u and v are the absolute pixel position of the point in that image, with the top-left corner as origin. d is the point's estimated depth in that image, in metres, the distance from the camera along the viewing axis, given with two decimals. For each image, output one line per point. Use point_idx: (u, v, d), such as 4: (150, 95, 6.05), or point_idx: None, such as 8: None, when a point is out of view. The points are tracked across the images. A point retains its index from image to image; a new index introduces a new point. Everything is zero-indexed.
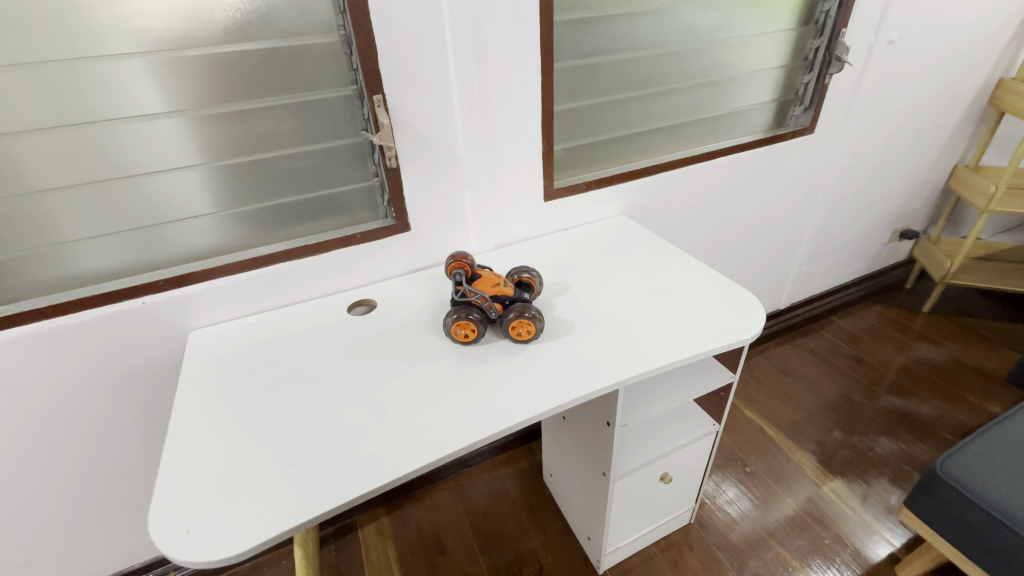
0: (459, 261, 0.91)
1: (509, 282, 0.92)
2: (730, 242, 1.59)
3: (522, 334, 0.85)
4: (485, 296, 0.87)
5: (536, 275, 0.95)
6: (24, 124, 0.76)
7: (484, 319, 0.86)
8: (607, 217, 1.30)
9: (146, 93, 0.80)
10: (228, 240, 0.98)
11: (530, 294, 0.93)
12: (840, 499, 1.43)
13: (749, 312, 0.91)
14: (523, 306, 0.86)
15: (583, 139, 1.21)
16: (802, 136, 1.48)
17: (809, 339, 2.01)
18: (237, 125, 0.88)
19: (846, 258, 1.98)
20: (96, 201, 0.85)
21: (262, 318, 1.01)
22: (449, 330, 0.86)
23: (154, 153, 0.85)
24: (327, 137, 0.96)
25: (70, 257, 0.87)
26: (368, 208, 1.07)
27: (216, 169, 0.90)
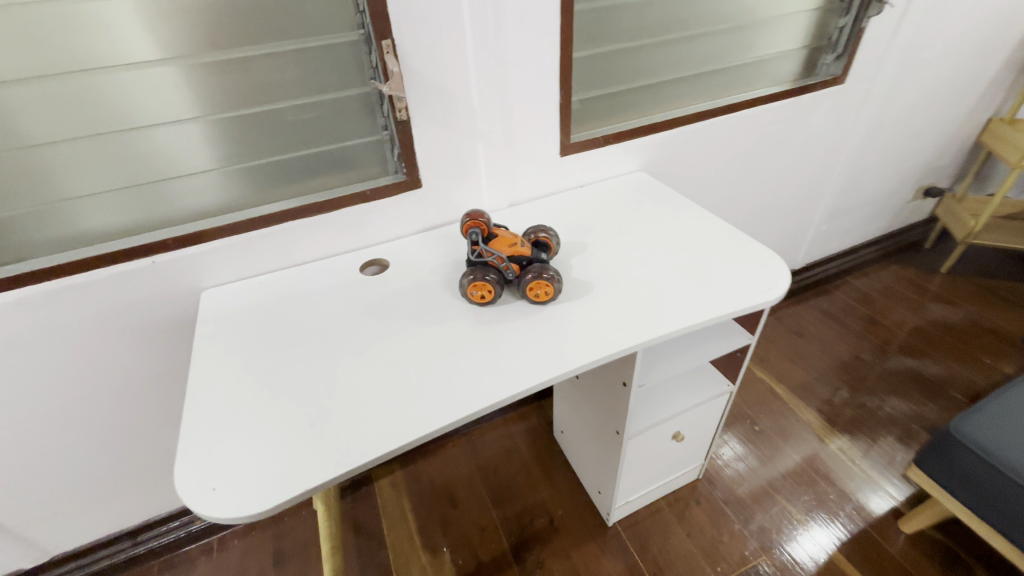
0: (473, 220, 0.87)
1: (525, 243, 0.90)
2: (749, 199, 1.54)
3: (540, 296, 0.84)
4: (502, 257, 0.84)
5: (554, 234, 0.92)
6: (15, 73, 0.71)
7: (500, 280, 0.84)
8: (624, 173, 1.25)
9: (138, 37, 0.75)
10: (233, 197, 0.95)
11: (548, 255, 0.90)
12: (848, 458, 1.45)
13: (774, 274, 0.88)
14: (541, 267, 0.83)
15: (601, 90, 1.15)
16: (833, 87, 1.39)
17: (822, 300, 1.99)
18: (238, 73, 0.83)
19: (866, 217, 1.92)
20: (98, 156, 0.82)
21: (273, 279, 0.98)
22: (464, 291, 0.84)
23: (151, 105, 0.81)
24: (334, 86, 0.91)
25: (77, 214, 0.85)
26: (378, 163, 1.03)
27: (220, 121, 0.86)
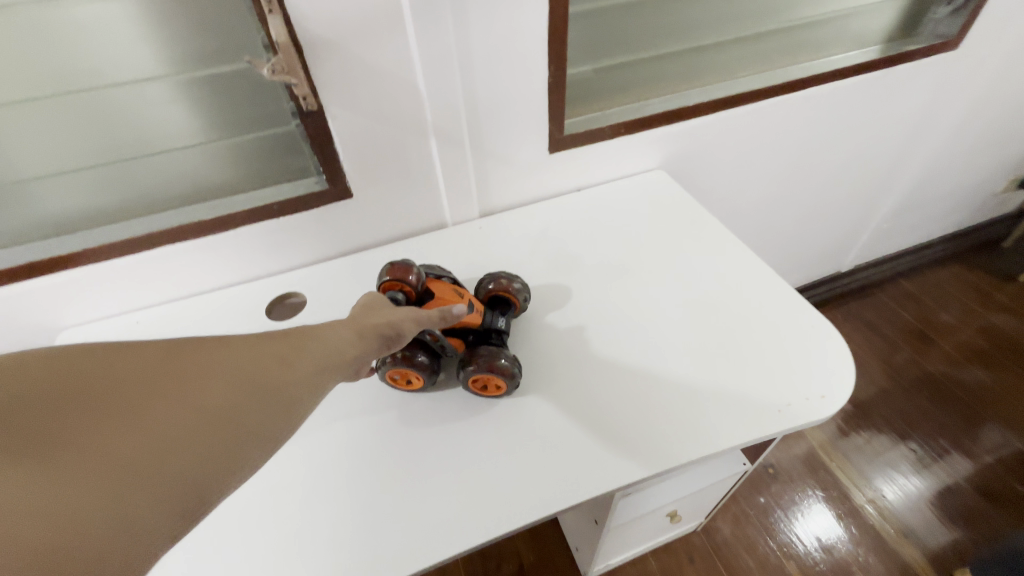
0: (396, 277, 0.62)
1: (473, 303, 0.65)
2: (797, 199, 1.22)
3: (487, 388, 0.61)
4: (435, 334, 0.59)
5: (519, 284, 0.68)
6: None
7: (431, 364, 0.60)
8: (638, 172, 0.94)
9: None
10: (227, 176, 0.76)
11: (505, 320, 0.66)
12: (878, 498, 1.28)
13: (829, 371, 0.62)
14: (490, 352, 0.59)
15: (614, 57, 0.85)
16: (940, 55, 1.02)
17: (867, 311, 1.65)
18: (207, 13, 0.61)
19: (940, 213, 1.57)
20: (49, 127, 0.63)
21: (152, 319, 0.76)
22: (381, 374, 0.61)
23: (103, 54, 0.60)
24: (222, 55, 0.65)
25: (32, 200, 0.68)
26: (296, 161, 0.78)
27: (195, 80, 0.66)
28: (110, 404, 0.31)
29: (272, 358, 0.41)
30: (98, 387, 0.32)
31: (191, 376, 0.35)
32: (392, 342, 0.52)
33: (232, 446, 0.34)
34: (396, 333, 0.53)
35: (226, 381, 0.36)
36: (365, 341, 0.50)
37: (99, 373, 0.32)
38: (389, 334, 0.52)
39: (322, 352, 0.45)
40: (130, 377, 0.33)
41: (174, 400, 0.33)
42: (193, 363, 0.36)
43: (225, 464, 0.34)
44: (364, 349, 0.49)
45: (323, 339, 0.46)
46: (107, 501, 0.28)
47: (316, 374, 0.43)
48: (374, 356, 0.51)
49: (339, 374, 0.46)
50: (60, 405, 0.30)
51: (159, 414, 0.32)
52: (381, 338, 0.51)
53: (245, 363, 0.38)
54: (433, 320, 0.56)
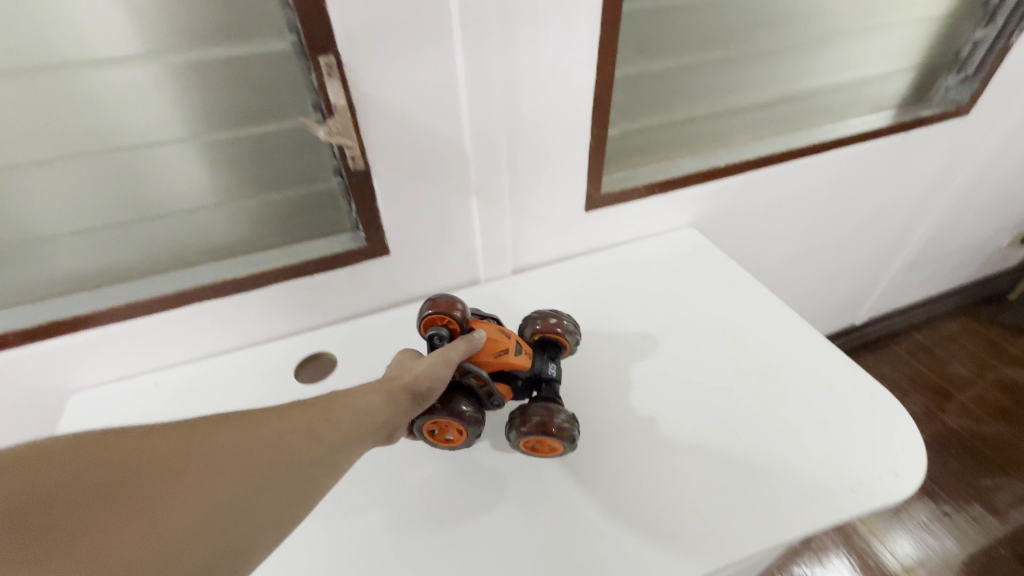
0: (440, 311, 0.59)
1: (521, 345, 0.62)
2: (816, 256, 1.23)
3: (538, 450, 0.58)
4: (481, 376, 0.57)
5: (569, 325, 0.65)
6: None
7: (476, 414, 0.56)
8: (669, 230, 0.94)
9: (110, 21, 0.53)
10: (251, 234, 0.74)
11: (556, 367, 0.63)
12: (914, 565, 1.21)
13: (896, 446, 0.61)
14: (547, 413, 0.56)
15: (646, 121, 0.86)
16: (952, 121, 1.05)
17: (883, 366, 1.63)
18: (247, 76, 0.61)
19: (949, 266, 1.59)
20: (67, 186, 0.62)
21: (173, 380, 0.72)
22: (416, 427, 0.56)
23: (128, 115, 0.59)
24: (267, 114, 0.65)
25: (41, 260, 0.66)
26: (332, 218, 0.77)
27: (224, 140, 0.65)
28: (158, 467, 0.33)
29: (309, 425, 0.40)
30: (155, 447, 0.34)
31: (232, 443, 0.36)
32: (422, 399, 0.51)
33: (253, 522, 0.34)
34: (427, 389, 0.51)
35: (261, 453, 0.37)
36: (400, 402, 0.48)
37: (159, 437, 0.35)
38: (420, 390, 0.50)
39: (347, 421, 0.43)
40: (180, 442, 0.35)
41: (212, 467, 0.34)
42: (238, 430, 0.37)
43: (239, 541, 0.33)
44: (394, 412, 0.47)
45: (352, 407, 0.44)
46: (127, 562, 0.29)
47: (349, 443, 0.42)
48: (406, 416, 0.49)
49: (369, 440, 0.44)
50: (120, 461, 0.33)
51: (193, 480, 0.33)
52: (413, 395, 0.50)
53: (280, 432, 0.39)
54: (460, 354, 0.55)
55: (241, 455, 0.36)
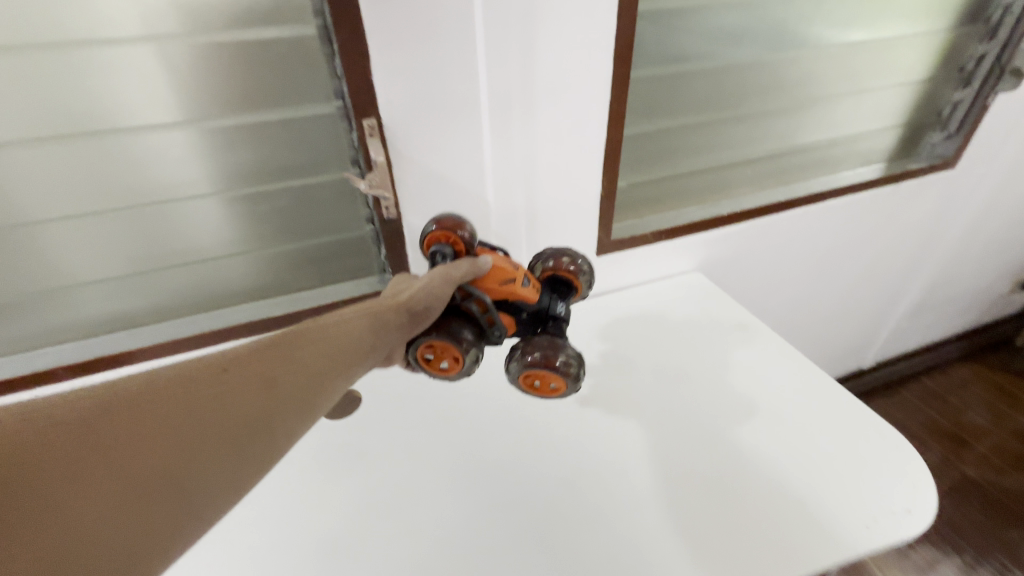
0: (446, 229, 0.61)
1: (527, 279, 0.63)
2: (820, 300, 1.26)
3: (539, 385, 0.61)
4: (483, 303, 0.58)
5: (582, 266, 0.67)
6: (14, 132, 0.58)
7: (474, 343, 0.57)
8: (676, 273, 0.99)
9: (156, 94, 0.60)
10: (277, 278, 0.79)
11: (564, 307, 0.65)
12: None
13: (907, 484, 0.62)
14: (553, 347, 0.59)
15: (653, 174, 0.93)
16: (940, 173, 1.12)
17: (895, 411, 1.62)
18: (284, 136, 0.68)
19: (954, 312, 1.62)
20: (106, 234, 0.68)
21: None
22: (412, 349, 0.57)
23: (164, 172, 0.66)
24: (306, 169, 0.72)
25: (81, 300, 0.72)
26: (361, 262, 0.82)
27: (254, 193, 0.71)
28: (146, 428, 0.33)
29: (299, 358, 0.42)
30: (130, 407, 0.34)
31: (221, 388, 0.37)
32: (419, 323, 0.53)
33: (245, 460, 0.36)
34: (423, 309, 0.53)
35: (253, 391, 0.38)
36: (389, 327, 0.50)
37: (131, 399, 0.34)
38: (416, 311, 0.52)
39: (335, 350, 0.45)
40: (161, 400, 0.35)
41: (204, 417, 0.35)
42: (217, 380, 0.37)
43: (235, 476, 0.36)
44: (385, 334, 0.50)
45: (339, 336, 0.46)
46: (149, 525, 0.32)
47: (344, 371, 0.45)
48: (401, 334, 0.52)
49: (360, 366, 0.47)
50: (95, 427, 0.32)
51: (188, 432, 0.34)
52: (409, 315, 0.52)
53: (269, 369, 0.40)
54: (464, 274, 0.57)
55: (233, 399, 0.37)
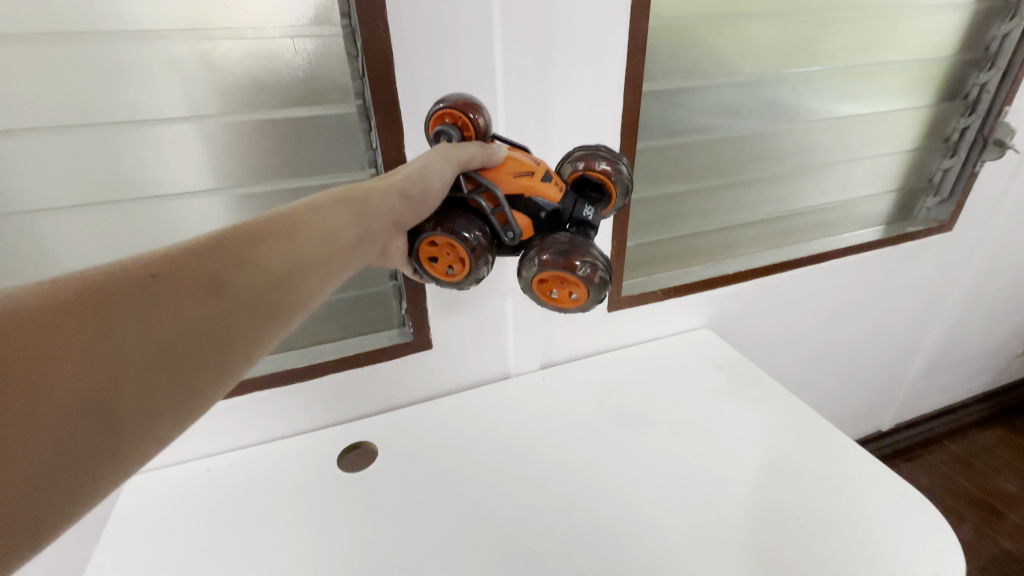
0: (455, 108, 0.54)
1: (551, 177, 0.56)
2: (831, 358, 1.26)
3: (557, 296, 0.54)
4: (494, 197, 0.52)
5: (615, 169, 0.59)
6: (63, 199, 0.64)
7: (483, 244, 0.52)
8: (685, 330, 1.02)
9: (194, 164, 0.67)
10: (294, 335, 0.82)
11: (592, 211, 0.56)
12: None
13: (932, 547, 0.61)
14: (575, 247, 0.51)
15: (660, 234, 0.98)
16: (938, 235, 1.16)
17: (920, 477, 1.56)
18: None
19: (969, 372, 1.60)
20: None
21: (222, 465, 0.76)
22: (414, 248, 0.53)
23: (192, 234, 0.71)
24: None
25: None
26: (382, 316, 0.85)
27: None
28: (74, 341, 0.29)
29: (259, 257, 0.38)
30: (91, 298, 0.31)
31: (164, 294, 0.33)
32: (419, 209, 0.50)
33: (237, 339, 0.36)
34: (422, 193, 0.50)
35: (228, 281, 0.36)
36: (376, 217, 0.47)
37: (47, 310, 0.29)
38: (415, 195, 0.50)
39: (322, 238, 0.42)
40: (137, 283, 0.33)
41: (142, 328, 0.32)
42: (184, 266, 0.35)
43: (232, 353, 0.35)
44: (379, 222, 0.48)
45: (324, 224, 0.43)
46: (92, 449, 0.29)
47: (316, 273, 0.41)
48: (399, 218, 0.49)
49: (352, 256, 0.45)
50: (45, 318, 0.29)
51: (128, 341, 0.31)
52: (405, 199, 0.49)
53: (219, 269, 0.36)
54: (470, 156, 0.52)
55: (181, 304, 0.33)
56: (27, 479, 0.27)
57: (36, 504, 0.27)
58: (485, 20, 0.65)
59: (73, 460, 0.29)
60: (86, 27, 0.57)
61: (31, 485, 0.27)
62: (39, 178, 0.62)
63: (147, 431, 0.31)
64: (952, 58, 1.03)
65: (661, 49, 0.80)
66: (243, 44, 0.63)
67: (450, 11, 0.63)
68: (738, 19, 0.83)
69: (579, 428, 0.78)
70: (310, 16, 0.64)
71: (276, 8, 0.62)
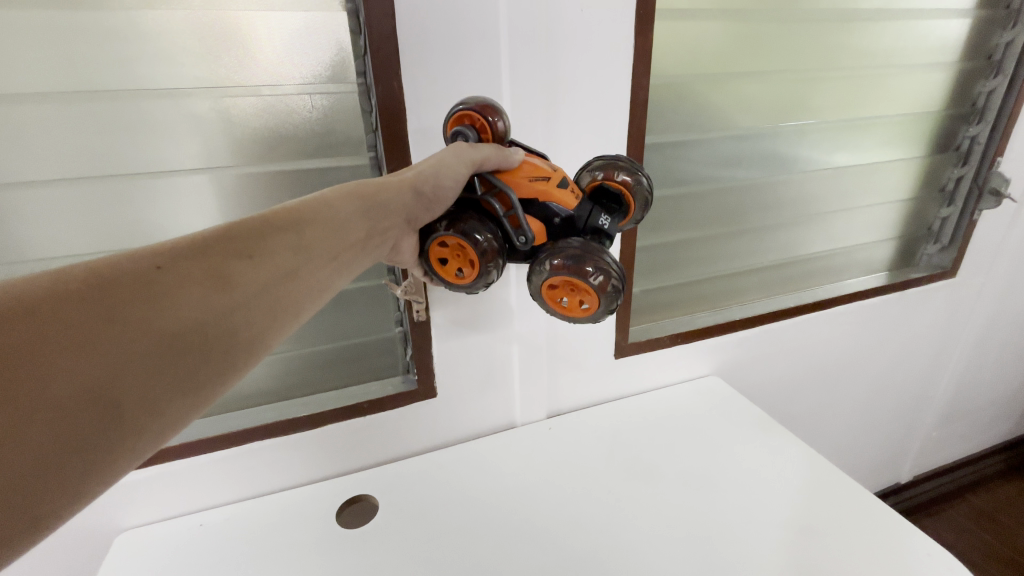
0: (475, 109, 0.54)
1: (568, 182, 0.55)
2: (842, 407, 1.24)
3: (567, 304, 0.54)
4: (508, 200, 0.52)
5: (636, 180, 0.58)
6: (75, 250, 0.65)
7: (494, 246, 0.52)
8: (692, 378, 1.00)
9: (208, 216, 0.69)
10: (297, 382, 0.81)
11: (609, 220, 0.55)
12: None
13: None
14: (588, 253, 0.50)
15: (665, 280, 0.99)
16: (942, 281, 1.16)
17: (945, 534, 1.47)
18: None
19: (984, 421, 1.56)
20: None
21: (217, 519, 0.73)
22: (427, 248, 0.54)
23: None
24: None
25: None
26: (386, 363, 0.85)
27: None
28: (80, 329, 0.30)
29: (266, 254, 0.39)
30: (105, 285, 0.32)
31: (173, 285, 0.34)
32: (431, 206, 0.52)
33: (245, 331, 0.37)
34: (435, 190, 0.51)
35: (239, 273, 0.37)
36: (383, 217, 0.49)
37: (58, 297, 0.30)
38: (425, 194, 0.51)
39: (326, 236, 0.44)
40: (149, 273, 0.33)
41: (154, 313, 0.32)
42: (196, 258, 0.36)
43: (240, 344, 0.36)
44: (386, 221, 0.49)
45: (330, 223, 0.45)
46: (94, 436, 0.29)
47: (319, 273, 0.43)
48: (408, 214, 0.51)
49: (356, 253, 0.47)
50: (61, 300, 0.30)
51: (135, 330, 0.31)
52: (417, 195, 0.50)
53: (228, 264, 0.37)
54: (484, 155, 0.52)
55: (190, 296, 0.34)
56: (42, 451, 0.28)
57: (34, 493, 0.27)
58: (495, 79, 0.68)
59: (75, 449, 0.29)
60: (114, 86, 0.60)
61: (31, 473, 0.27)
62: (53, 230, 0.63)
63: (149, 424, 0.32)
64: (941, 112, 1.07)
65: (662, 105, 0.83)
66: (260, 101, 0.66)
67: (461, 71, 0.66)
68: (734, 77, 0.87)
69: (588, 482, 0.75)
70: (326, 75, 0.67)
71: (293, 69, 0.66)
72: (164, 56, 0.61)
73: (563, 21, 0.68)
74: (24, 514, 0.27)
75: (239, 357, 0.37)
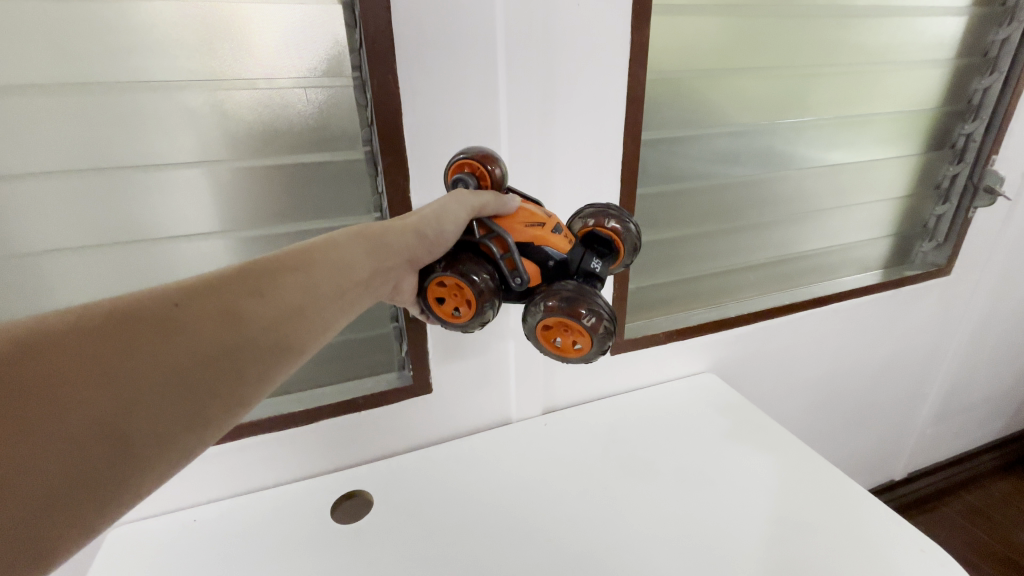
0: (473, 158, 0.55)
1: (562, 229, 0.56)
2: (837, 403, 1.24)
3: (560, 344, 0.53)
4: (506, 244, 0.52)
5: (626, 228, 0.59)
6: (66, 242, 0.64)
7: (491, 289, 0.51)
8: (688, 375, 1.00)
9: (202, 207, 0.68)
10: (292, 378, 0.80)
11: (600, 264, 0.56)
12: None
13: None
14: (582, 295, 0.51)
15: (661, 277, 0.99)
16: (937, 279, 1.17)
17: (938, 531, 1.48)
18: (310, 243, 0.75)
19: (978, 418, 1.57)
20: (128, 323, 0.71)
21: (211, 515, 0.73)
22: (423, 287, 0.53)
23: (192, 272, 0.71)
24: None
25: None
26: (382, 360, 0.84)
27: None
28: (95, 365, 0.31)
29: (276, 292, 0.39)
30: (119, 323, 0.33)
31: (184, 323, 0.34)
32: (432, 249, 0.51)
33: (249, 370, 0.36)
34: (437, 234, 0.50)
35: (245, 312, 0.37)
36: (387, 257, 0.48)
37: (75, 334, 0.31)
38: (427, 235, 0.50)
39: (333, 274, 0.44)
40: (159, 310, 0.34)
41: (162, 352, 0.33)
42: (206, 296, 0.36)
43: (244, 382, 0.36)
44: (390, 259, 0.49)
45: (338, 261, 0.44)
46: (98, 475, 0.30)
47: (326, 311, 0.42)
48: (413, 252, 0.50)
49: (362, 290, 0.46)
50: (79, 337, 0.31)
51: (145, 367, 0.32)
52: (420, 237, 0.50)
53: (238, 302, 0.37)
54: (484, 202, 0.52)
55: (198, 333, 0.34)
56: (49, 488, 0.29)
57: (39, 527, 0.28)
58: (491, 76, 0.68)
59: (82, 484, 0.30)
60: (106, 76, 0.59)
61: (39, 506, 0.28)
62: (45, 221, 0.63)
63: (154, 460, 0.32)
64: (937, 111, 1.07)
65: (658, 101, 0.83)
66: (255, 93, 0.65)
67: (456, 68, 0.66)
68: (731, 73, 0.86)
69: (583, 477, 0.76)
70: (322, 69, 0.67)
71: (289, 60, 0.65)
72: (156, 46, 0.60)
73: (559, 19, 0.68)
74: (29, 546, 0.28)
75: (243, 396, 0.36)
